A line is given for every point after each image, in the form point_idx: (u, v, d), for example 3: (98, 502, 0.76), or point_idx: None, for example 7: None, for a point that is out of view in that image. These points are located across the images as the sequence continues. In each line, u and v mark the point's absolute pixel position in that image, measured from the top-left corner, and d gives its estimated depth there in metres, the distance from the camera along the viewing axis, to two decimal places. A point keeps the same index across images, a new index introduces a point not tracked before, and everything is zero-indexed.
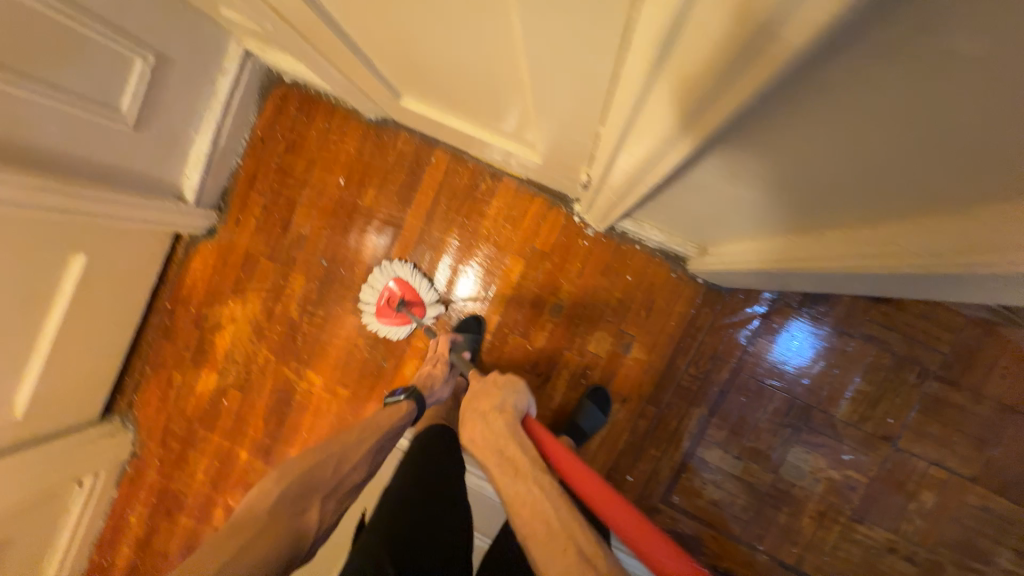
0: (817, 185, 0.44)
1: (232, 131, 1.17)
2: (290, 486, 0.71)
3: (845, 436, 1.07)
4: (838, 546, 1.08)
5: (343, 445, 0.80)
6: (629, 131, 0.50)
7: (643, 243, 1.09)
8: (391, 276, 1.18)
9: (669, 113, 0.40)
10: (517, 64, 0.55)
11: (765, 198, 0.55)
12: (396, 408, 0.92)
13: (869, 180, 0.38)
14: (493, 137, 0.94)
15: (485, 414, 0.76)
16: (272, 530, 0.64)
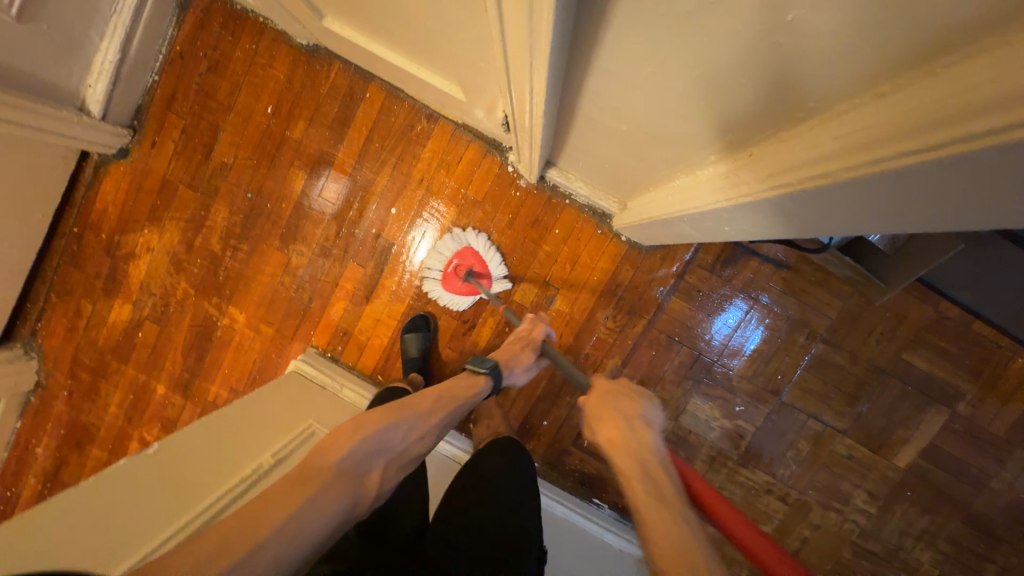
0: (700, 94, 0.43)
1: (145, 42, 1.08)
2: (366, 442, 0.65)
3: (739, 389, 1.17)
4: (723, 486, 1.21)
5: (415, 410, 0.74)
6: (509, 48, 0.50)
7: (573, 198, 1.12)
8: (461, 246, 1.14)
9: (518, 19, 0.41)
10: None
11: (650, 134, 0.58)
12: (473, 380, 0.85)
13: (742, 74, 0.37)
14: (421, 71, 0.91)
15: (631, 422, 0.69)
16: (339, 487, 0.60)
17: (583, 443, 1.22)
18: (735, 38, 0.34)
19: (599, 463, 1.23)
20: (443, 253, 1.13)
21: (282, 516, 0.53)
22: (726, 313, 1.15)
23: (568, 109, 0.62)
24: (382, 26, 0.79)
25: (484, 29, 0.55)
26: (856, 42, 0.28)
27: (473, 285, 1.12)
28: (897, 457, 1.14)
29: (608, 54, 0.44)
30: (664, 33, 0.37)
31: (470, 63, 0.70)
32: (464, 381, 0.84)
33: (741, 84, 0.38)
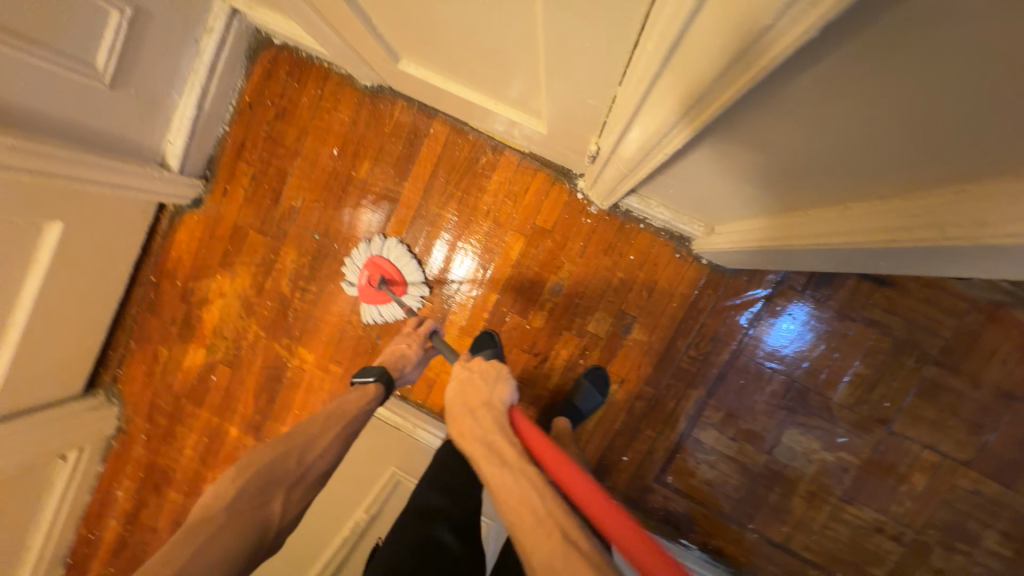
0: (831, 154, 0.45)
1: (218, 95, 1.10)
2: (255, 477, 0.67)
3: (839, 419, 1.07)
4: (827, 525, 1.10)
5: (310, 433, 0.76)
6: (645, 103, 0.49)
7: (648, 222, 1.07)
8: (368, 258, 1.14)
9: (700, 62, 0.37)
10: (533, 28, 0.53)
11: (779, 172, 0.56)
12: (361, 392, 0.87)
13: (892, 146, 0.39)
14: (495, 104, 0.88)
15: (474, 409, 0.72)
16: (233, 528, 0.61)
17: (667, 479, 1.15)
18: (970, 98, 0.30)
19: (684, 501, 1.15)
20: (354, 266, 1.14)
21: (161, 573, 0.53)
22: (780, 320, 1.07)
23: (690, 147, 0.58)
24: (464, 67, 0.78)
25: (614, 70, 0.51)
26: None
27: (385, 293, 1.11)
28: None
29: (746, 118, 0.46)
30: (848, 99, 0.36)
31: (570, 103, 0.67)
32: (350, 395, 0.85)
33: (959, 134, 0.34)
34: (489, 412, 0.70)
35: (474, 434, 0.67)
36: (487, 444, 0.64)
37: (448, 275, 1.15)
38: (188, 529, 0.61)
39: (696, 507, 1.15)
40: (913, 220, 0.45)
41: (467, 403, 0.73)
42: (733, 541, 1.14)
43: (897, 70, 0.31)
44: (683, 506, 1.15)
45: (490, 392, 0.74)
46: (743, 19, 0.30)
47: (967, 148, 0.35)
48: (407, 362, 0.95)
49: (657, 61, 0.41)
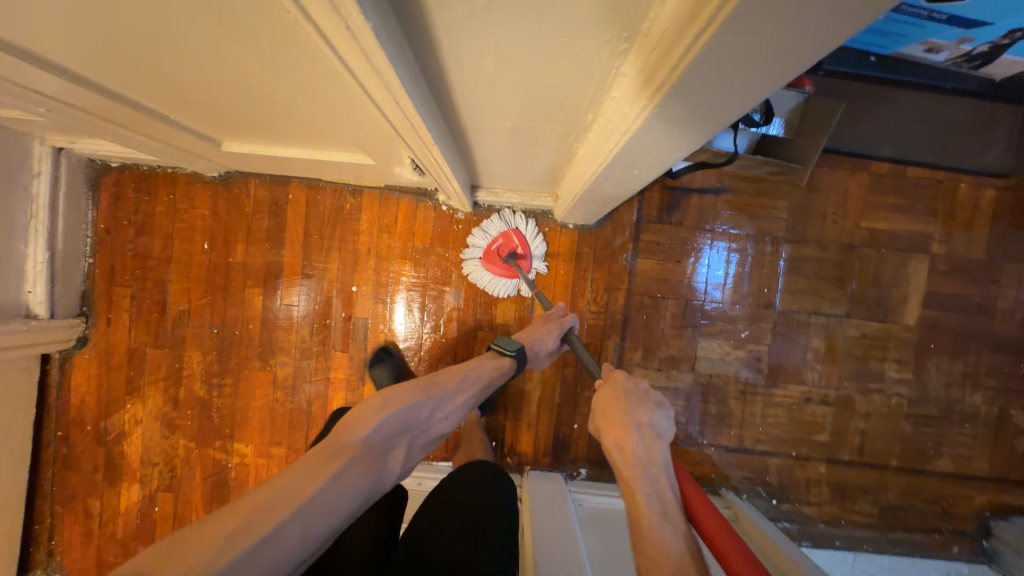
0: (528, 105, 0.54)
1: (68, 232, 1.11)
2: (391, 419, 0.68)
3: (735, 317, 1.19)
4: (766, 414, 1.20)
5: (443, 389, 0.77)
6: (383, 111, 0.56)
7: (511, 209, 1.16)
8: (509, 227, 1.14)
9: (360, 73, 0.43)
10: (277, 89, 0.60)
11: (525, 133, 0.65)
12: (498, 361, 0.90)
13: (547, 84, 0.48)
14: (320, 154, 0.94)
15: (641, 429, 0.71)
16: (365, 462, 0.62)
17: None
18: (522, 34, 0.39)
19: None
20: (489, 230, 1.13)
21: (302, 496, 0.54)
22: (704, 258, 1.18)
23: (459, 132, 0.66)
24: (274, 133, 0.85)
25: (351, 100, 0.58)
26: (590, 39, 0.39)
27: (514, 267, 1.12)
28: (906, 317, 1.16)
29: (457, 100, 0.55)
30: (482, 65, 0.45)
31: (360, 129, 0.74)
32: (489, 360, 0.89)
33: (563, 52, 0.41)
34: (655, 443, 0.71)
35: (638, 461, 0.69)
36: (654, 488, 0.67)
37: (533, 256, 1.15)
38: (320, 454, 0.61)
39: None
40: (612, 127, 0.53)
41: (633, 417, 0.72)
42: (698, 462, 1.21)
43: (484, 29, 0.38)
44: None
45: (652, 415, 0.73)
46: (341, 36, 0.36)
47: (579, 59, 0.43)
48: (544, 346, 0.95)
49: (352, 81, 0.48)
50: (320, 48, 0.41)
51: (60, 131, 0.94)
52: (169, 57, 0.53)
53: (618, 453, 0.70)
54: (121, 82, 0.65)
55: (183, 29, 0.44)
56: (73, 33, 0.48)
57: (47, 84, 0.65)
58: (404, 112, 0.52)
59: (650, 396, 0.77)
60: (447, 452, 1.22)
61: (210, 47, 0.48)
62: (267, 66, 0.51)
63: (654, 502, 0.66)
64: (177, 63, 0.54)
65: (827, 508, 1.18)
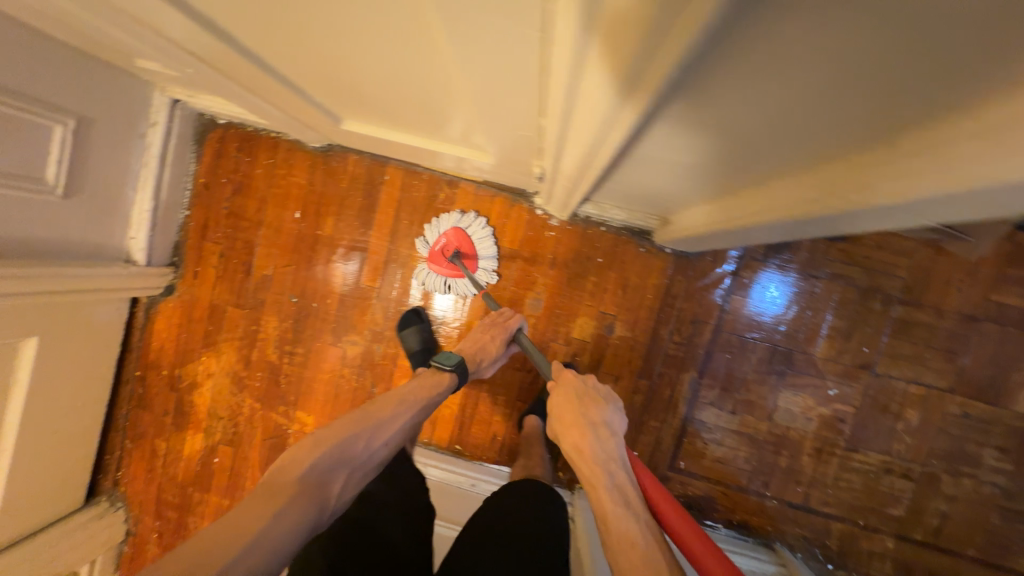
0: (727, 147, 0.49)
1: (173, 183, 1.12)
2: (327, 456, 0.70)
3: (826, 372, 1.12)
4: (839, 477, 1.14)
5: (377, 419, 0.80)
6: (569, 124, 0.52)
7: (608, 223, 1.12)
8: (450, 227, 1.12)
9: (601, 82, 0.39)
10: (454, 81, 0.56)
11: (695, 167, 0.60)
12: (436, 380, 0.91)
13: (773, 139, 0.43)
14: (437, 145, 0.91)
15: (595, 426, 0.75)
16: (303, 501, 0.65)
17: (680, 465, 1.18)
18: (807, 101, 0.33)
19: (701, 483, 1.18)
20: (435, 230, 1.12)
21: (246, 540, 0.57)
22: (759, 282, 1.12)
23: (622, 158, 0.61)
24: (401, 120, 0.82)
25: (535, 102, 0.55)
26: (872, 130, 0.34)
27: (456, 266, 1.10)
28: (1018, 404, 1.07)
29: (654, 135, 0.50)
30: (721, 113, 0.40)
31: (505, 134, 0.71)
32: (426, 380, 0.91)
33: (816, 127, 0.37)
34: (611, 440, 0.73)
35: (595, 458, 0.71)
36: (612, 478, 0.69)
37: (478, 258, 1.13)
38: (260, 494, 0.64)
39: (714, 486, 1.17)
40: (799, 194, 0.49)
41: (587, 418, 0.75)
42: (756, 512, 1.16)
43: (773, 84, 0.33)
44: (700, 488, 1.18)
45: (606, 414, 0.77)
46: (625, 49, 0.32)
47: (821, 135, 0.38)
48: (486, 356, 0.97)
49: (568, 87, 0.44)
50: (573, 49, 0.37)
51: (183, 85, 0.95)
52: (362, 39, 0.50)
53: (577, 454, 0.73)
54: (282, 55, 0.63)
55: (415, 8, 0.41)
56: (283, 4, 0.46)
57: (207, 50, 0.64)
58: (586, 118, 0.47)
59: (602, 394, 0.81)
60: (501, 456, 1.21)
61: (425, 31, 0.45)
62: (471, 60, 0.48)
63: (616, 494, 0.68)
64: (366, 44, 0.52)
65: None
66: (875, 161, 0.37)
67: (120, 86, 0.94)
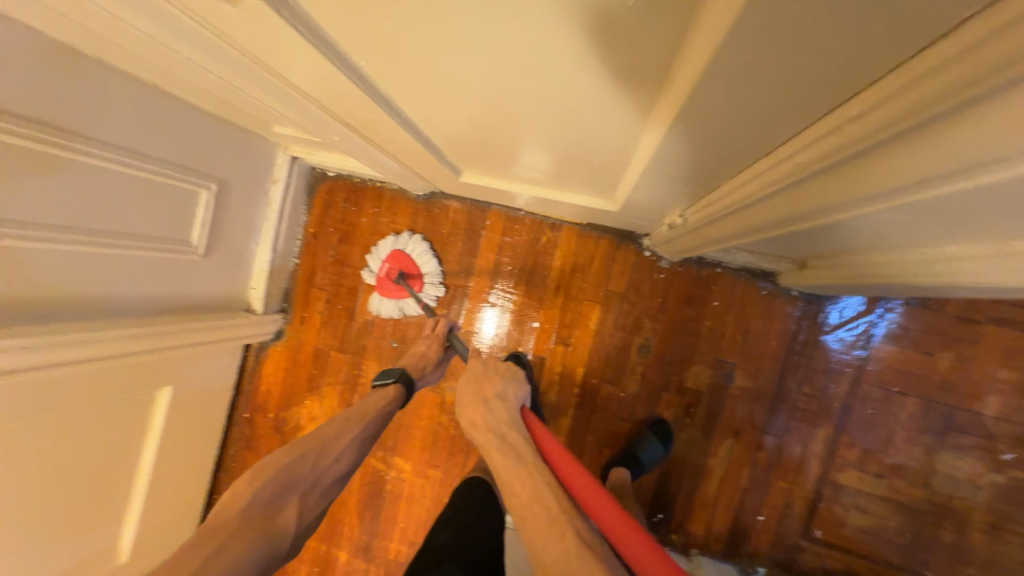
0: (977, 223, 0.42)
1: (287, 234, 1.18)
2: (270, 483, 0.66)
3: (999, 433, 0.96)
4: (1023, 560, 0.96)
5: (330, 434, 0.76)
6: (772, 198, 0.48)
7: (724, 265, 1.04)
8: (386, 252, 1.16)
9: (861, 182, 0.35)
10: (635, 144, 0.54)
11: (905, 229, 0.52)
12: (383, 393, 0.87)
13: None
14: (558, 193, 0.88)
15: (487, 398, 0.74)
16: (249, 534, 0.60)
17: (815, 535, 1.04)
18: None
19: (842, 556, 1.03)
20: (377, 258, 1.16)
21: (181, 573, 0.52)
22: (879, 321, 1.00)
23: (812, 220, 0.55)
24: (532, 173, 0.80)
25: (733, 164, 0.50)
26: None
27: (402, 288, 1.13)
28: None
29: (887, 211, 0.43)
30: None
31: (657, 191, 0.67)
32: (369, 396, 0.86)
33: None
34: (503, 408, 0.71)
35: (489, 425, 0.70)
36: (501, 436, 0.68)
37: (422, 275, 1.15)
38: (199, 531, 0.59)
39: (858, 560, 1.03)
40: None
41: (481, 393, 0.74)
42: None
43: None
44: (841, 563, 1.03)
45: (506, 387, 0.76)
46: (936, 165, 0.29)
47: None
48: (427, 363, 0.95)
49: (799, 170, 0.40)
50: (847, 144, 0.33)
51: (306, 145, 0.99)
52: (556, 102, 0.48)
53: (473, 427, 0.72)
54: (438, 126, 0.65)
55: (665, 66, 0.37)
56: (488, 74, 0.45)
57: (364, 123, 0.66)
58: (801, 196, 0.43)
59: (507, 370, 0.80)
60: None
61: (652, 91, 0.42)
62: (680, 134, 0.45)
63: (506, 450, 0.66)
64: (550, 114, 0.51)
65: None
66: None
67: (252, 149, 1.01)
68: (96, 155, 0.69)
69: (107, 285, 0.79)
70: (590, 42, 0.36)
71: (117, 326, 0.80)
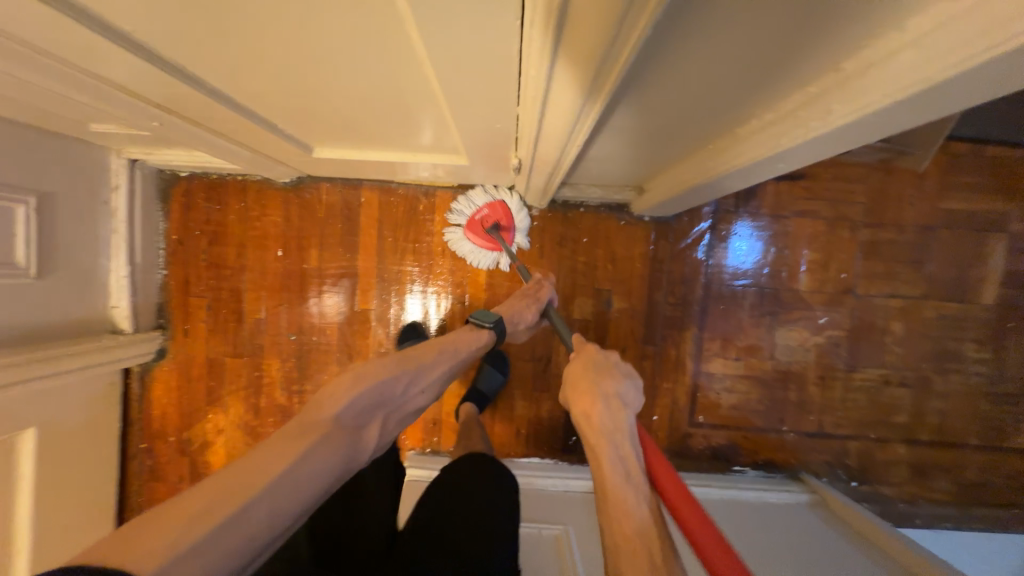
0: (692, 105, 0.53)
1: (145, 244, 1.10)
2: (363, 396, 0.68)
3: (813, 302, 1.19)
4: (845, 398, 1.21)
5: (419, 365, 0.78)
6: (544, 117, 0.55)
7: (587, 204, 1.16)
8: (490, 199, 1.11)
9: (574, 77, 0.43)
10: (430, 91, 0.59)
11: (665, 131, 0.63)
12: (473, 334, 0.91)
13: (740, 85, 0.47)
14: (414, 155, 0.92)
15: (608, 398, 0.70)
16: (337, 439, 0.61)
17: (699, 421, 1.23)
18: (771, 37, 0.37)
19: (722, 432, 1.23)
20: (471, 203, 1.10)
21: (277, 468, 0.53)
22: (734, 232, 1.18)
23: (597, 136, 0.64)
24: (375, 137, 0.83)
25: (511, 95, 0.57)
26: (823, 49, 0.38)
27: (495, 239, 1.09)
28: (985, 296, 1.16)
29: (627, 106, 0.53)
30: (689, 70, 0.43)
31: (481, 134, 0.73)
32: (464, 335, 0.90)
33: (788, 63, 0.41)
34: (622, 412, 0.69)
35: (603, 428, 0.67)
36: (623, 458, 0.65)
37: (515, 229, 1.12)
38: (291, 430, 0.60)
39: (734, 432, 1.23)
40: (767, 128, 0.53)
41: (600, 387, 0.71)
42: (777, 448, 1.23)
43: (725, 30, 0.36)
44: (722, 438, 1.23)
45: (619, 386, 0.72)
46: (594, 45, 0.36)
47: (780, 73, 0.43)
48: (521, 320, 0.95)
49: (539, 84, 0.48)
50: (547, 49, 0.40)
51: (139, 143, 0.93)
52: (337, 58, 0.51)
53: (585, 421, 0.69)
54: (256, 97, 0.65)
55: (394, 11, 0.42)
56: (259, 35, 0.47)
57: (176, 101, 0.65)
58: (558, 109, 0.51)
59: (619, 367, 0.77)
60: (528, 448, 1.23)
61: (403, 40, 0.46)
62: (447, 70, 0.50)
63: (619, 464, 0.64)
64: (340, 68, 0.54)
65: (908, 488, 1.20)
66: (823, 87, 0.43)
67: (75, 153, 0.92)
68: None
69: None
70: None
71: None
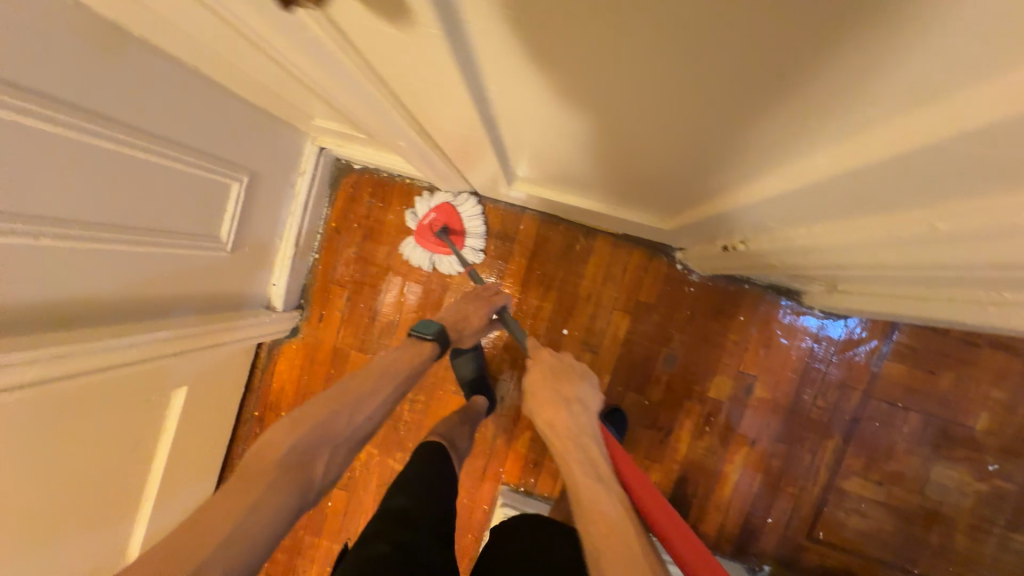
0: None
1: (309, 228, 1.12)
2: (307, 436, 0.67)
3: (986, 445, 1.05)
4: (996, 557, 1.06)
5: (357, 395, 0.75)
6: (863, 247, 0.49)
7: (753, 282, 1.08)
8: (434, 203, 1.11)
9: (1000, 252, 0.36)
10: (731, 186, 0.54)
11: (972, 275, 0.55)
12: (415, 348, 0.84)
13: None
14: (613, 209, 0.88)
15: (568, 402, 0.72)
16: (281, 485, 0.62)
17: (818, 535, 1.12)
18: None
19: (840, 555, 1.11)
20: (425, 204, 1.11)
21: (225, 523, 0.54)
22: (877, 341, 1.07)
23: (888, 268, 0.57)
24: (593, 191, 0.80)
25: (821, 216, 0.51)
26: None
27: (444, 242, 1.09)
28: None
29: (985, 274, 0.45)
30: None
31: (727, 222, 0.67)
32: (406, 351, 0.84)
33: None
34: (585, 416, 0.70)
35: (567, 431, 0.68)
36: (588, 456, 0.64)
37: (467, 233, 1.11)
38: (241, 477, 0.61)
39: (850, 557, 1.11)
40: None
41: (562, 394, 0.73)
42: None
43: None
44: (839, 561, 1.11)
45: (581, 392, 0.74)
46: None
47: None
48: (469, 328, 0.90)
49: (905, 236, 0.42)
50: (989, 227, 0.33)
51: (342, 138, 0.94)
52: (675, 140, 0.47)
53: (550, 429, 0.70)
54: (519, 145, 0.63)
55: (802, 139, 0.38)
56: (616, 108, 0.43)
57: (444, 134, 0.63)
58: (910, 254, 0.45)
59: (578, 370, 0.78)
60: None
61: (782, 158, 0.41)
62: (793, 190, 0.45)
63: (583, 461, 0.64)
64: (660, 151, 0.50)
65: None
66: None
67: (284, 137, 0.95)
68: (134, 143, 0.63)
69: (130, 291, 0.73)
70: (755, 106, 0.35)
71: (143, 327, 0.75)
